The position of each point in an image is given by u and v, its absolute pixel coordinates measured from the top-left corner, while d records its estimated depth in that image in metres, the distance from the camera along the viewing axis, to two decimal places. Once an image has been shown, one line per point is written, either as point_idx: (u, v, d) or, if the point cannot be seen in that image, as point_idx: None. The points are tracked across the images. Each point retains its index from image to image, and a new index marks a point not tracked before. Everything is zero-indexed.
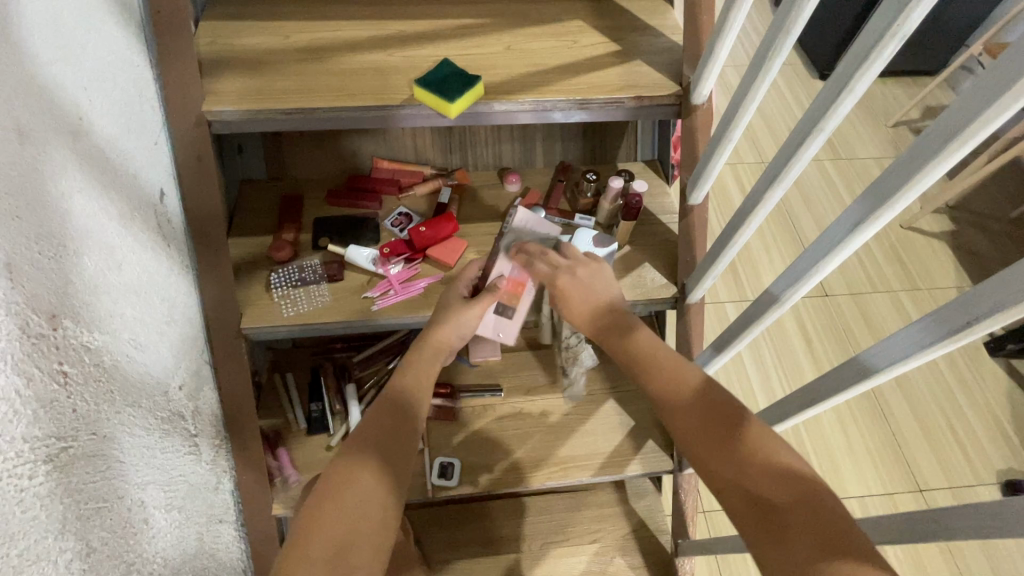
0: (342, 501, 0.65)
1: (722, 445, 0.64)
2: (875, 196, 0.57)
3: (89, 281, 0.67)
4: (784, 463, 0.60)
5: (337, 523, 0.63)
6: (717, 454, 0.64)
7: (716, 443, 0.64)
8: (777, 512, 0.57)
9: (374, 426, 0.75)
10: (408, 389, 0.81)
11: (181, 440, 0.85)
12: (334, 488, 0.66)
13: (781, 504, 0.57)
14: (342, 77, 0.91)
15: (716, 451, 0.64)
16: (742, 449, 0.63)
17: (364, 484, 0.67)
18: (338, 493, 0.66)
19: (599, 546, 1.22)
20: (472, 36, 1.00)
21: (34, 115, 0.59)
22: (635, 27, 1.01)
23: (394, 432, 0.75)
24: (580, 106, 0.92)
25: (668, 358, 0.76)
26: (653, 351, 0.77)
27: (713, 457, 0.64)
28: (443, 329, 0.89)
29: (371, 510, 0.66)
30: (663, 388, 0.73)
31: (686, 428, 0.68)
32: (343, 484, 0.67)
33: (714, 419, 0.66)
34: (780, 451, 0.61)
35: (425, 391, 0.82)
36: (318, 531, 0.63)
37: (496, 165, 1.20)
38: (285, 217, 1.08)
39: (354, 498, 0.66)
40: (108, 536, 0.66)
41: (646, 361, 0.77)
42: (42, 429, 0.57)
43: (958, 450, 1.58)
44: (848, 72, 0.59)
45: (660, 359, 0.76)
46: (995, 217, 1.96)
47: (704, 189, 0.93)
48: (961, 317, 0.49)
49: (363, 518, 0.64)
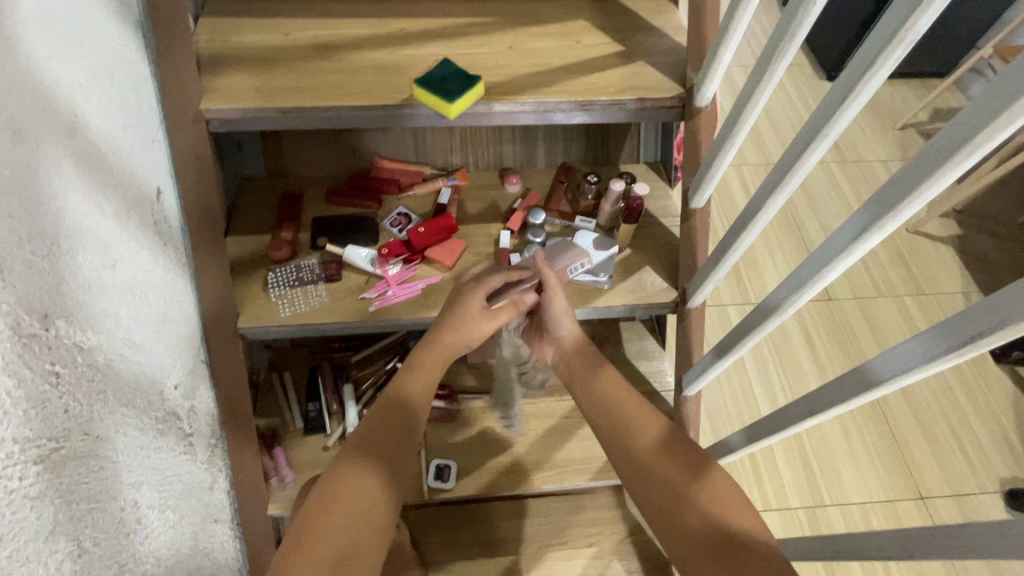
0: (340, 506, 0.66)
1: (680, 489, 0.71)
2: (880, 203, 0.56)
3: (82, 280, 0.66)
4: (733, 506, 0.68)
5: (340, 528, 0.65)
6: (675, 499, 0.71)
7: (677, 482, 0.72)
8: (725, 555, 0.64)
9: (377, 431, 0.76)
10: (413, 397, 0.81)
11: (176, 440, 0.85)
12: (337, 492, 0.67)
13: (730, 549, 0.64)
14: (342, 76, 0.90)
15: (674, 496, 0.71)
16: (697, 492, 0.70)
17: (363, 494, 0.68)
18: (340, 496, 0.67)
19: (596, 550, 1.21)
20: (474, 35, 0.99)
21: (26, 112, 0.58)
22: (640, 28, 1.00)
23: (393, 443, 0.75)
24: (582, 107, 0.90)
25: (630, 398, 0.82)
26: (615, 387, 0.84)
27: (670, 498, 0.71)
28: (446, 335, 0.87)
29: (367, 517, 0.67)
30: (627, 427, 0.79)
31: (649, 470, 0.75)
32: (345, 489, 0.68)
33: (676, 462, 0.74)
34: (731, 498, 0.69)
35: (427, 397, 0.83)
36: (318, 536, 0.64)
37: (497, 165, 1.19)
38: (284, 216, 1.07)
39: (358, 505, 0.67)
40: (100, 536, 0.66)
41: (614, 403, 0.82)
42: (33, 430, 0.56)
43: (961, 458, 1.56)
44: (853, 78, 0.58)
45: (626, 401, 0.82)
46: (1003, 222, 1.94)
47: (707, 193, 0.92)
48: (965, 332, 0.48)
49: (368, 523, 0.66)
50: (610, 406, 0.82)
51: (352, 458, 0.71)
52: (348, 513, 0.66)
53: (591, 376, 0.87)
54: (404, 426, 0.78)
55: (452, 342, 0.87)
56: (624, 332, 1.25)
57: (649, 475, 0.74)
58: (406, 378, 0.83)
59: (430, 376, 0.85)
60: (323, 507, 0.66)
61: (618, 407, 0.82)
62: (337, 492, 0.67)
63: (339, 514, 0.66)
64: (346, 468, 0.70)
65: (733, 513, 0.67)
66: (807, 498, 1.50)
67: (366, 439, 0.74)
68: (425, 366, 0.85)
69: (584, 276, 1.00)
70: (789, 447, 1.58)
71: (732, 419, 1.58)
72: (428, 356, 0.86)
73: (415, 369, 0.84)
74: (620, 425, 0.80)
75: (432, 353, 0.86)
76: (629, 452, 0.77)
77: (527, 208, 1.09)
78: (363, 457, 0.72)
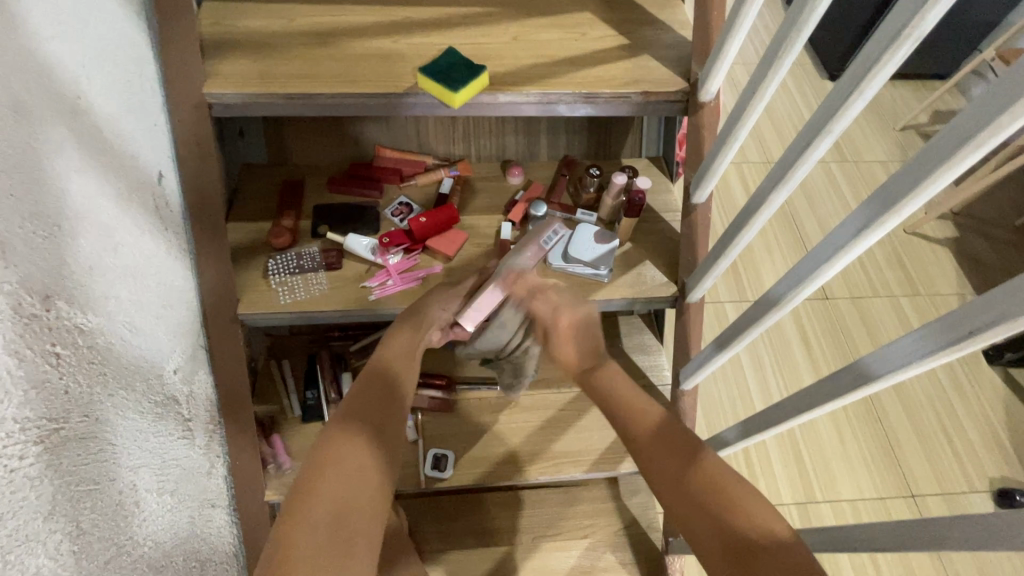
0: (336, 469, 0.66)
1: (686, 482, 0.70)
2: (882, 199, 0.56)
3: (85, 263, 0.67)
4: (744, 500, 0.66)
5: (338, 490, 0.65)
6: (683, 490, 0.70)
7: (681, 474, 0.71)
8: (744, 546, 0.62)
9: (368, 398, 0.76)
10: (395, 370, 0.81)
11: (175, 424, 0.85)
12: (335, 453, 0.68)
13: (745, 539, 0.63)
14: (346, 63, 0.90)
15: (681, 485, 0.70)
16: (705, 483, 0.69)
17: (357, 460, 0.68)
18: (338, 458, 0.67)
19: (589, 542, 1.22)
20: (480, 25, 0.98)
21: (31, 93, 0.59)
22: (645, 22, 1.00)
23: (382, 412, 0.75)
24: (586, 99, 0.90)
25: (637, 396, 0.83)
26: (623, 385, 0.85)
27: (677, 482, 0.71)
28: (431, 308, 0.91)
29: (364, 483, 0.67)
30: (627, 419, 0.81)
31: (656, 461, 0.75)
32: (344, 449, 0.68)
33: (678, 450, 0.74)
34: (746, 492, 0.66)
35: (409, 367, 0.83)
36: (316, 495, 0.64)
37: (499, 157, 1.18)
38: (284, 203, 1.06)
39: (353, 470, 0.67)
40: (99, 518, 0.66)
41: (618, 402, 0.83)
42: (33, 411, 0.57)
43: (952, 457, 1.58)
44: (858, 75, 0.57)
45: (631, 400, 0.83)
46: (999, 224, 1.95)
47: (708, 188, 0.92)
48: (964, 326, 0.49)
49: (362, 484, 0.66)
50: (614, 395, 0.85)
51: (345, 423, 0.72)
52: (345, 473, 0.66)
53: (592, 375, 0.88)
54: (387, 398, 0.77)
55: (428, 317, 0.90)
56: (623, 326, 1.25)
57: (651, 456, 0.76)
58: (391, 349, 0.84)
59: (412, 344, 0.86)
60: (321, 469, 0.66)
61: (619, 396, 0.84)
62: (333, 456, 0.67)
63: (337, 478, 0.65)
64: (342, 433, 0.70)
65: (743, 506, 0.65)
66: (799, 494, 1.52)
67: (356, 409, 0.74)
68: (407, 333, 0.87)
69: (584, 269, 0.99)
70: (782, 444, 1.59)
71: (727, 416, 1.59)
72: (406, 332, 0.87)
73: (395, 340, 0.85)
74: (621, 410, 0.82)
75: (415, 327, 0.88)
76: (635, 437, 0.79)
77: (529, 200, 1.08)
78: (356, 425, 0.71)
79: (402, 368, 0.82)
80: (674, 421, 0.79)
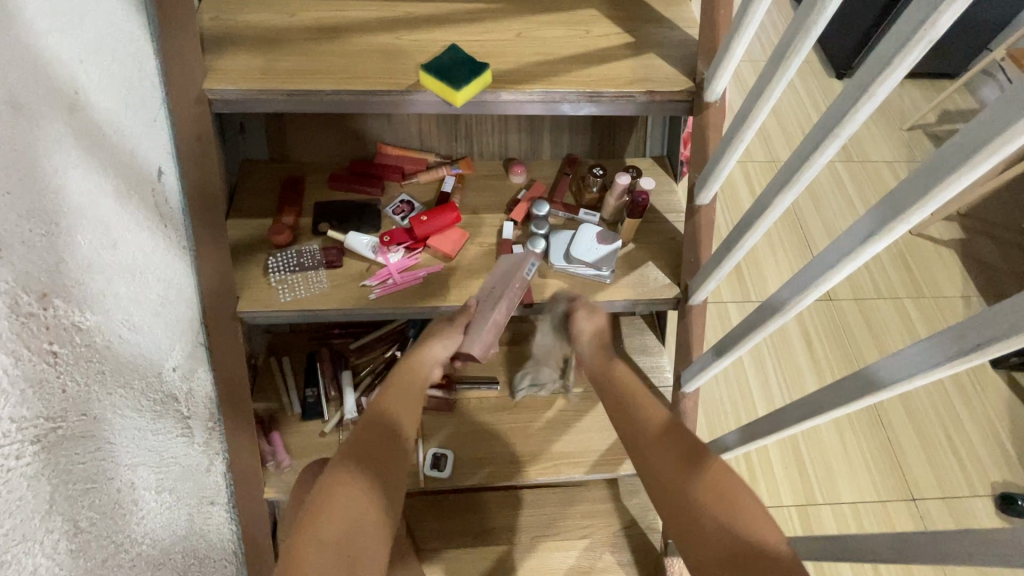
0: (340, 503, 0.66)
1: (686, 478, 0.70)
2: (890, 205, 0.55)
3: (83, 261, 0.66)
4: (740, 501, 0.66)
5: (343, 524, 0.65)
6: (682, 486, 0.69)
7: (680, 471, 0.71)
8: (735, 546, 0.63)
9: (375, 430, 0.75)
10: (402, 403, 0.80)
11: (174, 422, 0.85)
12: (338, 489, 0.67)
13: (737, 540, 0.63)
14: (348, 60, 0.89)
15: (680, 481, 0.70)
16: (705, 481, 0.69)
17: (360, 495, 0.67)
18: (341, 493, 0.67)
19: (589, 542, 1.22)
20: (484, 22, 0.97)
21: (28, 89, 0.58)
22: (650, 19, 0.99)
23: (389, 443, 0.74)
24: (590, 98, 0.89)
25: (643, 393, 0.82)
26: (629, 383, 0.84)
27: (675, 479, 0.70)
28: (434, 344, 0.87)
29: (368, 517, 0.67)
30: (632, 413, 0.80)
31: (655, 456, 0.74)
32: (347, 484, 0.68)
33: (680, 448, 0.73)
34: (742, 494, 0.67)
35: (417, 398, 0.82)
36: (320, 528, 0.64)
37: (502, 155, 1.16)
38: (285, 199, 1.05)
39: (357, 504, 0.67)
40: (97, 517, 0.66)
41: (624, 396, 0.82)
42: (30, 410, 0.57)
43: (954, 461, 1.57)
44: (868, 77, 0.56)
45: (636, 395, 0.82)
46: (1006, 226, 1.94)
47: (713, 189, 0.91)
48: (972, 338, 0.48)
49: (365, 518, 0.66)
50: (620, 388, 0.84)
51: (349, 457, 0.71)
52: (349, 507, 0.66)
53: (604, 372, 0.87)
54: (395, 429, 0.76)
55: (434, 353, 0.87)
56: (624, 327, 1.24)
57: (650, 451, 0.75)
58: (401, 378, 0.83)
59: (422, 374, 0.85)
60: (326, 502, 0.66)
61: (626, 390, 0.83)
62: (337, 490, 0.67)
63: (340, 512, 0.65)
64: (346, 467, 0.70)
65: (737, 508, 0.66)
66: (800, 496, 1.52)
67: (362, 441, 0.73)
68: (417, 363, 0.85)
69: (586, 270, 0.98)
70: (784, 446, 1.58)
71: (729, 418, 1.58)
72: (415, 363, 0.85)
73: (405, 370, 0.84)
74: (627, 406, 0.81)
75: (423, 358, 0.86)
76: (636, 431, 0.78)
77: (531, 199, 1.07)
78: (359, 459, 0.71)
79: (411, 395, 0.82)
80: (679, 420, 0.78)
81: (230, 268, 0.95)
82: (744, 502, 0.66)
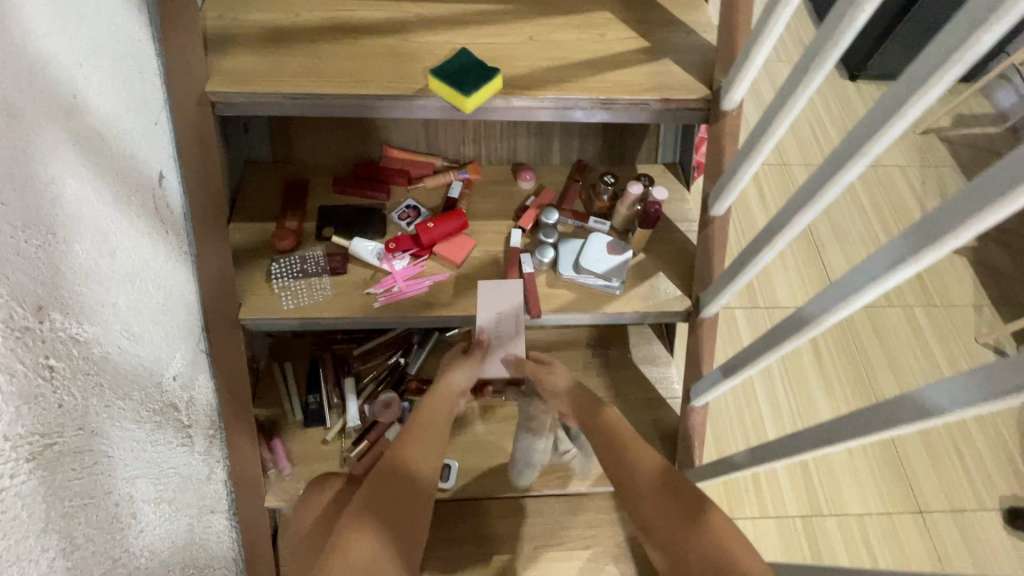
0: (350, 561, 0.66)
1: (687, 537, 0.70)
2: (920, 232, 0.53)
3: (80, 271, 0.64)
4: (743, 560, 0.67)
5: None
6: (683, 547, 0.70)
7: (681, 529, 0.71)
8: None
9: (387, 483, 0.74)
10: (420, 451, 0.79)
11: (174, 431, 0.83)
12: (348, 547, 0.67)
13: None
14: (355, 62, 0.86)
15: (681, 541, 0.70)
16: (709, 540, 0.69)
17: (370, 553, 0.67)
18: (351, 552, 0.67)
19: (592, 553, 1.20)
20: (495, 24, 0.94)
21: (23, 94, 0.56)
22: (666, 23, 0.96)
23: (405, 497, 0.74)
24: (603, 105, 0.87)
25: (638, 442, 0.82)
26: (626, 431, 0.83)
27: (677, 539, 0.70)
28: (452, 374, 0.89)
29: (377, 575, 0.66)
30: (629, 462, 0.79)
31: (653, 513, 0.74)
32: (357, 543, 0.67)
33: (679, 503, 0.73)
34: (746, 554, 0.67)
35: (437, 443, 0.81)
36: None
37: (510, 159, 1.13)
38: (289, 203, 1.03)
39: (367, 562, 0.66)
40: (93, 532, 0.65)
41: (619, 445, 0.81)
42: (25, 427, 0.56)
43: (963, 474, 1.55)
44: (902, 96, 0.53)
45: (631, 444, 0.81)
46: (1020, 234, 1.90)
47: (728, 202, 0.88)
48: (1009, 380, 0.45)
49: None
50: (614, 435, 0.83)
51: (360, 512, 0.70)
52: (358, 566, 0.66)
53: (595, 416, 0.86)
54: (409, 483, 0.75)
55: (452, 385, 0.88)
56: (632, 336, 1.22)
57: (647, 507, 0.75)
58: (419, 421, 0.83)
59: (441, 416, 0.84)
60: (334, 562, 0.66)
61: (621, 438, 0.82)
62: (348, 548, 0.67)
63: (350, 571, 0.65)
64: (357, 522, 0.69)
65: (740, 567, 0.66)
66: (805, 507, 1.50)
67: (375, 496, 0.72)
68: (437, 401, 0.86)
69: (595, 281, 0.96)
70: None
71: (734, 426, 1.56)
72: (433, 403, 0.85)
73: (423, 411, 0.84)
74: (624, 455, 0.80)
75: (442, 397, 0.86)
76: (634, 484, 0.77)
77: (540, 206, 1.05)
78: (370, 514, 0.70)
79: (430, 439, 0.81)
80: (674, 470, 0.78)
81: (235, 277, 0.94)
82: (747, 562, 0.66)
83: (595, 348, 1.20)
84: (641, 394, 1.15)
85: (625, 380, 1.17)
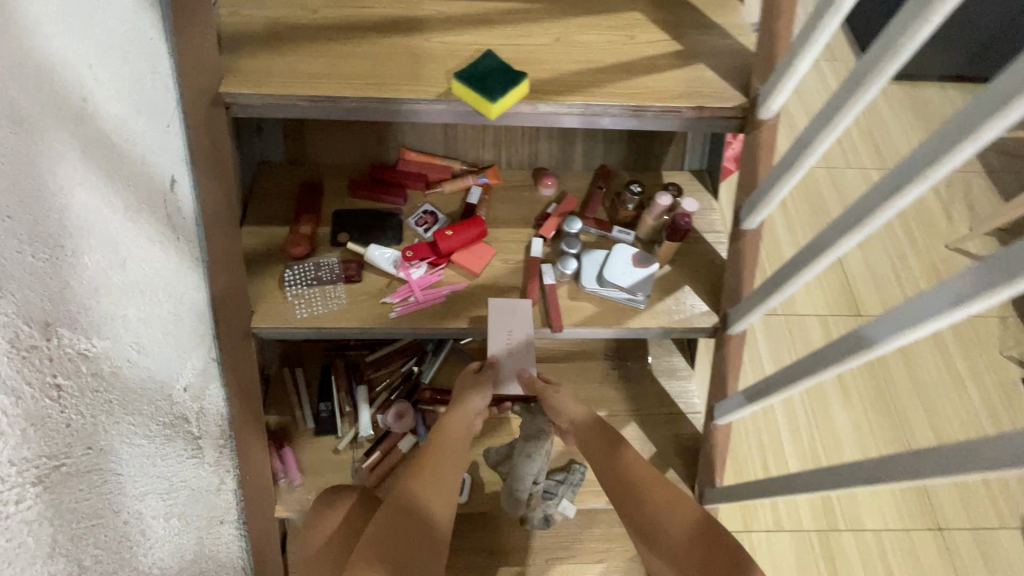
0: None
1: None
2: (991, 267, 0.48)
3: (89, 283, 0.62)
4: None
5: None
6: None
7: None
8: None
9: (394, 527, 0.72)
10: (429, 490, 0.78)
11: (184, 444, 0.81)
12: None
13: None
14: (374, 63, 0.83)
15: None
16: None
17: None
18: None
19: (605, 567, 1.18)
20: (520, 23, 0.90)
21: (29, 99, 0.52)
22: (699, 25, 0.91)
23: (412, 542, 0.72)
24: (634, 113, 0.83)
25: (659, 488, 0.79)
26: (646, 476, 0.80)
27: None
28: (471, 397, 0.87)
29: None
30: (652, 512, 0.76)
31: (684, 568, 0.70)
32: None
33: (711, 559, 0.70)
34: None
35: (449, 480, 0.81)
36: None
37: (530, 164, 1.09)
38: (303, 207, 1.00)
39: None
40: (101, 554, 0.63)
41: (640, 492, 0.78)
42: (31, 450, 0.53)
43: (984, 491, 1.51)
44: (975, 118, 0.48)
45: (652, 491, 0.78)
46: None
47: (761, 216, 0.84)
48: None
49: None
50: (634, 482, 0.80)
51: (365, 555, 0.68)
52: None
53: (612, 456, 0.83)
54: (417, 528, 0.74)
55: (469, 409, 0.87)
56: (651, 347, 1.19)
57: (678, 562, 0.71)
58: (433, 458, 0.82)
59: (458, 452, 0.84)
60: None
61: (641, 486, 0.79)
62: None
63: None
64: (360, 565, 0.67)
65: None
66: (820, 521, 1.47)
67: (380, 539, 0.71)
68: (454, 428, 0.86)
69: (619, 294, 0.93)
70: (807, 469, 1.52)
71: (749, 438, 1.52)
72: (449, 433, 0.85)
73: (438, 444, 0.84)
74: (646, 505, 0.77)
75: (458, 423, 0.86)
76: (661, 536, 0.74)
77: (562, 214, 1.01)
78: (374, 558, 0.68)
79: (440, 479, 0.80)
80: (708, 522, 0.74)
81: (247, 283, 0.92)
82: None
83: (614, 359, 1.17)
84: (661, 408, 1.12)
85: (644, 393, 1.13)
